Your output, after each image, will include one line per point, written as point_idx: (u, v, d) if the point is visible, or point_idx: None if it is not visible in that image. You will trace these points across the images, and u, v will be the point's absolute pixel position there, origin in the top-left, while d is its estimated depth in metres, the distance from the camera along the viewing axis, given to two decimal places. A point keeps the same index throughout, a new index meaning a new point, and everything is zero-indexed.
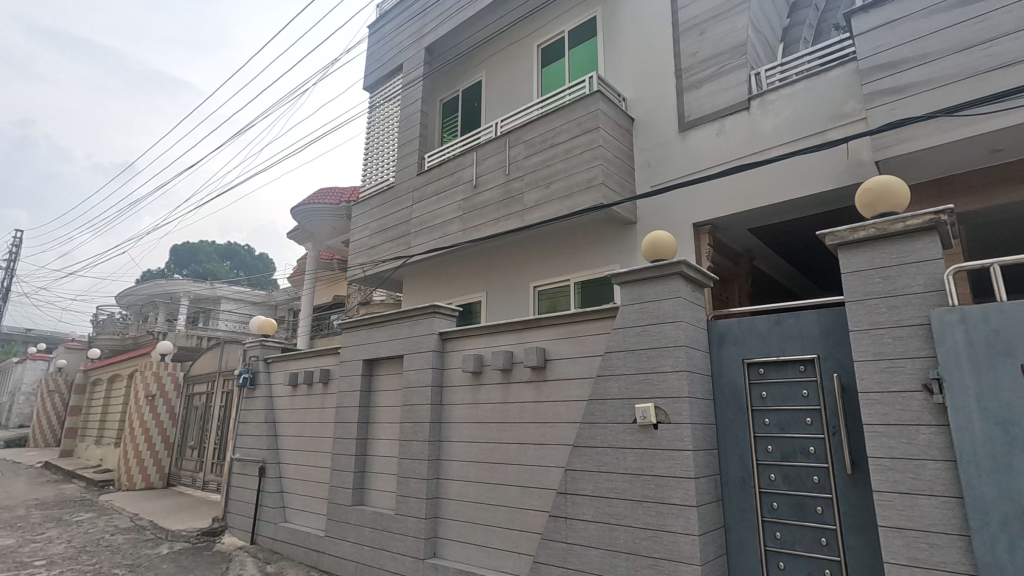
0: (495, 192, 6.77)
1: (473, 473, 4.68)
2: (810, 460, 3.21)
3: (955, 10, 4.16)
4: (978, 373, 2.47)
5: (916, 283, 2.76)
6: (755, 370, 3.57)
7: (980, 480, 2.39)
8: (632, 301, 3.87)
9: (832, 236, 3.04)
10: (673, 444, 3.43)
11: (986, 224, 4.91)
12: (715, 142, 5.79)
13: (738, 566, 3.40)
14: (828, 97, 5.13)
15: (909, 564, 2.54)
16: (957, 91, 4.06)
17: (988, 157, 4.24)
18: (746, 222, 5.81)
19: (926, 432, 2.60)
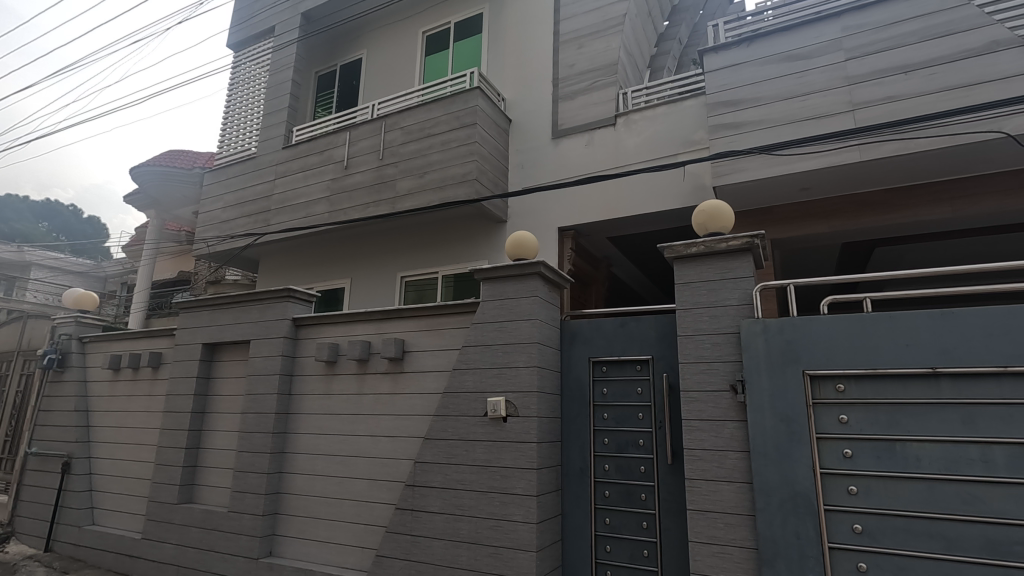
0: (367, 175, 6.52)
1: (319, 467, 4.47)
2: (639, 452, 3.54)
3: (784, 63, 4.82)
4: (772, 377, 2.89)
5: (733, 296, 3.15)
6: (599, 368, 3.84)
7: (766, 468, 2.80)
8: (492, 297, 3.95)
9: (670, 249, 3.36)
10: (520, 437, 3.57)
11: (796, 250, 5.77)
12: (584, 153, 6.12)
13: (571, 551, 3.63)
14: (681, 124, 5.66)
15: (708, 541, 2.90)
16: (780, 133, 4.70)
17: (799, 194, 4.98)
18: (606, 231, 6.22)
19: (730, 426, 2.98)
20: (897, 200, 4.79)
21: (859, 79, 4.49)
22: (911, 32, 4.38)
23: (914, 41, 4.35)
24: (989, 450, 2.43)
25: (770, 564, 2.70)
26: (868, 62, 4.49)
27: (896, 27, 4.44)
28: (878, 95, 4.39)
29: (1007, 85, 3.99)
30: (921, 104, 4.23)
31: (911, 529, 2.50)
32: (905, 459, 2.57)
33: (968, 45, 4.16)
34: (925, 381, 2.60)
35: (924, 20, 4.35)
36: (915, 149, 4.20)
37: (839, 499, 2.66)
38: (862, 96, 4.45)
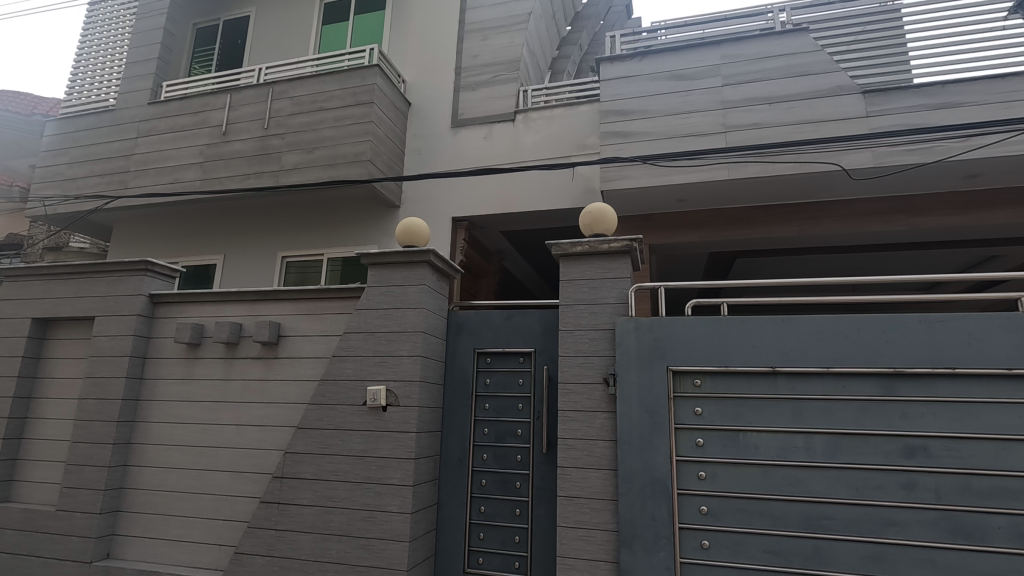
0: (248, 144, 6.02)
1: (174, 459, 4.06)
2: (516, 441, 3.64)
3: (670, 82, 5.17)
4: (640, 372, 3.10)
5: (611, 295, 3.34)
6: (483, 359, 3.88)
7: (630, 456, 3.00)
8: (379, 283, 3.83)
9: (557, 247, 3.48)
10: (399, 426, 3.51)
11: (671, 256, 6.25)
12: (482, 145, 6.13)
13: (445, 539, 3.65)
14: (576, 128, 5.87)
15: (574, 525, 3.05)
16: (663, 145, 5.04)
17: (676, 205, 5.39)
18: (500, 224, 6.30)
19: (601, 416, 3.16)
20: (756, 217, 5.36)
21: (732, 104, 4.95)
22: (776, 69, 4.91)
23: (778, 76, 4.89)
24: (811, 439, 2.81)
25: (628, 545, 2.90)
26: (740, 89, 4.96)
27: (765, 62, 4.95)
28: (746, 121, 4.87)
29: (847, 125, 4.62)
30: (780, 134, 4.76)
31: (747, 509, 2.82)
32: (746, 447, 2.89)
33: (820, 87, 4.75)
34: (766, 378, 2.93)
35: (787, 59, 4.90)
36: (773, 172, 4.71)
37: (690, 484, 2.93)
38: (734, 120, 4.91)
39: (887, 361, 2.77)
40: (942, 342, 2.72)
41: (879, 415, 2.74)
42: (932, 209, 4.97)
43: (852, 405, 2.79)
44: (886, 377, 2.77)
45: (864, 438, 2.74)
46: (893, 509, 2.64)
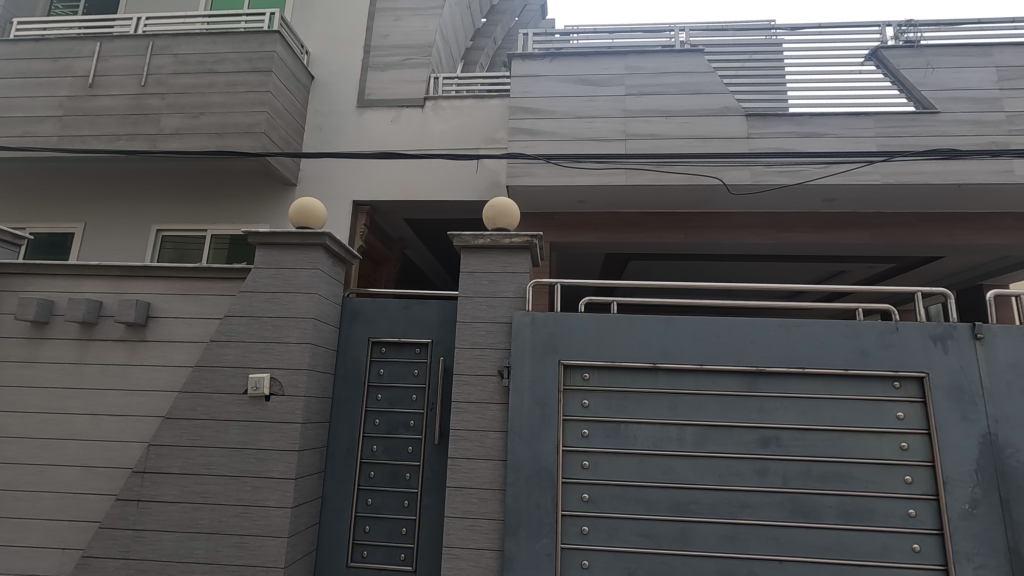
0: (121, 101, 5.37)
1: (8, 454, 3.55)
2: (408, 432, 3.59)
3: (578, 86, 5.34)
4: (533, 365, 3.18)
5: (510, 289, 3.39)
6: (378, 349, 3.78)
7: (519, 446, 3.07)
8: (267, 265, 3.59)
9: (459, 238, 3.46)
10: (283, 417, 3.32)
11: (571, 255, 6.47)
12: (389, 128, 5.95)
13: (327, 534, 3.51)
14: (485, 121, 5.87)
15: (462, 515, 3.08)
16: (567, 147, 5.20)
17: (577, 205, 5.59)
18: (403, 212, 6.16)
19: (494, 408, 3.21)
20: (649, 223, 5.69)
21: (633, 114, 5.20)
22: (673, 84, 5.24)
23: (675, 92, 5.22)
24: (684, 430, 3.05)
25: (513, 533, 2.97)
26: (641, 101, 5.23)
27: (664, 77, 5.26)
28: (645, 131, 5.15)
29: (731, 144, 5.03)
30: (673, 146, 5.09)
31: (625, 496, 3.00)
32: (626, 438, 3.07)
33: (710, 106, 5.14)
34: (648, 374, 3.13)
35: (683, 77, 5.24)
36: (665, 181, 5.02)
37: (574, 473, 3.06)
38: (633, 128, 5.17)
39: (750, 360, 3.07)
40: (795, 345, 3.06)
41: (741, 408, 3.04)
42: (797, 226, 5.57)
43: (720, 399, 3.06)
44: (749, 374, 3.07)
45: (728, 429, 3.02)
46: (748, 493, 2.93)
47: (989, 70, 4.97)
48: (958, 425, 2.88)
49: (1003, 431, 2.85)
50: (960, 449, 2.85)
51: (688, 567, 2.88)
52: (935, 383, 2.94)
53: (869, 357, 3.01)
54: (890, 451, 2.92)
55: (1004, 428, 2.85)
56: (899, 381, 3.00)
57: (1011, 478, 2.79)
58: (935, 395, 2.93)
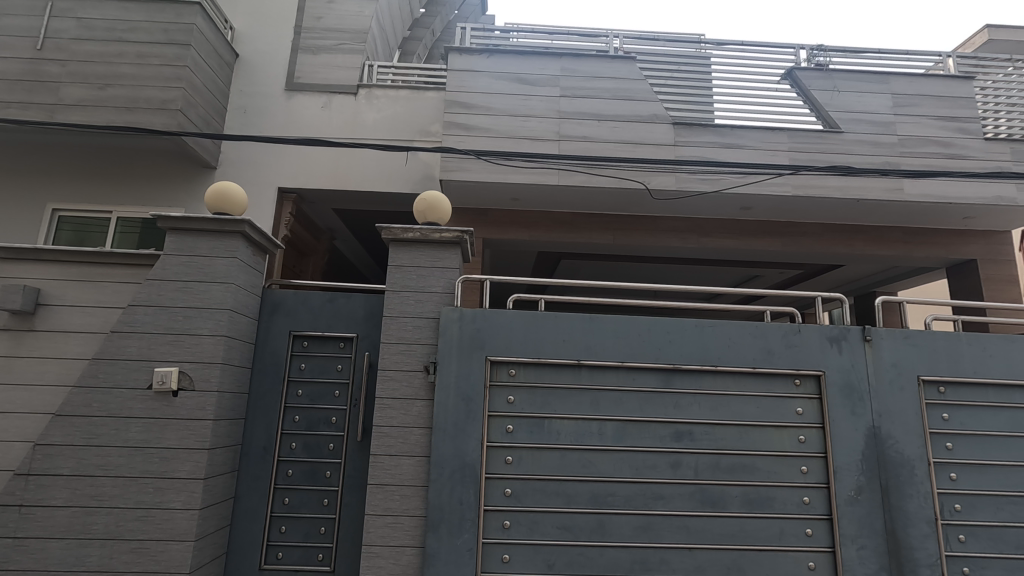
0: (12, 64, 4.84)
1: None
2: (330, 429, 3.49)
3: (514, 84, 5.36)
4: (460, 361, 3.18)
5: (439, 284, 3.36)
6: (299, 343, 3.64)
7: (443, 442, 3.06)
8: (178, 252, 3.36)
9: (387, 230, 3.40)
10: (191, 414, 3.13)
11: (503, 252, 6.50)
12: (319, 114, 5.73)
13: (239, 536, 3.34)
14: (421, 113, 5.79)
15: (383, 513, 3.03)
16: (502, 144, 5.21)
17: (510, 203, 5.62)
18: (332, 201, 5.96)
19: (418, 404, 3.17)
20: (580, 223, 5.82)
21: (566, 115, 5.30)
22: (606, 89, 5.38)
23: (608, 97, 5.36)
24: (604, 425, 3.15)
25: (434, 530, 2.96)
26: (575, 103, 5.34)
27: (598, 82, 5.39)
28: (578, 133, 5.26)
29: (658, 150, 5.23)
30: (604, 149, 5.23)
31: (546, 489, 3.06)
32: (549, 433, 3.13)
33: (640, 113, 5.32)
34: (571, 371, 3.21)
35: (615, 83, 5.39)
36: (596, 183, 5.15)
37: (498, 468, 3.08)
38: (567, 130, 5.26)
39: (668, 358, 3.21)
40: (709, 344, 3.24)
41: (658, 404, 3.17)
42: (716, 232, 5.87)
43: (638, 396, 3.18)
44: (666, 371, 3.22)
45: (645, 424, 3.15)
46: (662, 485, 3.07)
47: (887, 96, 5.45)
48: (848, 419, 3.15)
49: (884, 424, 3.15)
50: (848, 440, 3.12)
51: (605, 557, 2.98)
52: (829, 381, 3.20)
53: (774, 357, 3.23)
54: (789, 443, 3.15)
55: (886, 421, 3.15)
56: (799, 379, 3.24)
57: (890, 467, 3.09)
58: (830, 392, 3.19)
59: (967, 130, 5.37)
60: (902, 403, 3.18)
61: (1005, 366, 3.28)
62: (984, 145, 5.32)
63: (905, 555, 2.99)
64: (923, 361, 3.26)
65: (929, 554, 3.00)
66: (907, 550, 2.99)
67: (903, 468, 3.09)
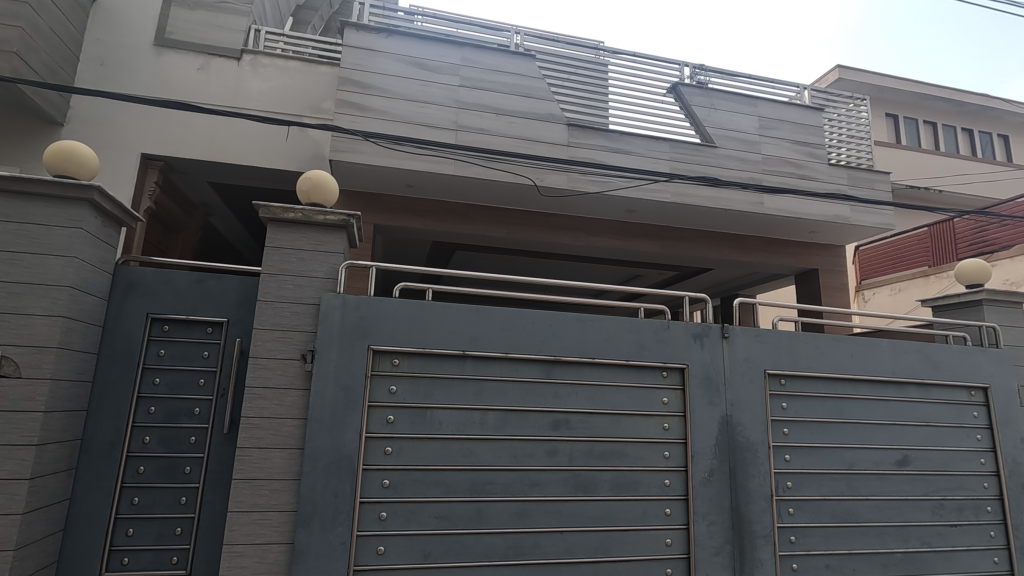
0: None
1: None
2: (191, 421, 3.21)
3: (413, 68, 5.24)
4: (341, 350, 3.07)
5: (321, 269, 3.21)
6: (158, 326, 3.29)
7: (319, 434, 2.94)
8: (5, 218, 2.88)
9: (266, 209, 3.18)
10: (16, 405, 2.72)
11: (396, 239, 6.35)
12: (194, 77, 5.21)
13: (74, 542, 2.97)
14: (312, 87, 5.46)
15: (248, 510, 2.84)
16: (398, 129, 5.08)
17: (405, 189, 5.50)
18: (207, 173, 5.45)
19: (293, 394, 3.02)
20: (475, 215, 5.84)
21: (465, 106, 5.28)
22: (505, 84, 5.43)
23: (507, 92, 5.42)
24: (486, 415, 3.19)
25: (305, 525, 2.83)
26: (474, 94, 5.33)
27: (497, 76, 5.43)
28: (475, 124, 5.26)
29: (552, 149, 5.39)
30: (500, 143, 5.28)
31: (425, 479, 3.05)
32: (431, 423, 3.12)
33: (536, 111, 5.44)
34: (456, 361, 3.22)
35: (514, 79, 5.46)
36: (491, 176, 5.19)
37: (376, 459, 3.02)
38: (465, 120, 5.25)
39: (550, 350, 3.33)
40: (588, 337, 3.40)
41: (538, 394, 3.28)
42: (603, 232, 6.17)
43: (520, 386, 3.27)
44: (547, 362, 3.34)
45: (525, 413, 3.25)
46: (539, 472, 3.19)
47: (754, 118, 6.05)
48: (705, 408, 3.47)
49: (735, 412, 3.51)
50: (705, 427, 3.44)
51: (481, 544, 3.04)
52: (692, 373, 3.50)
53: (645, 350, 3.47)
54: (654, 430, 3.40)
55: (736, 410, 3.51)
56: (666, 371, 3.51)
57: (738, 450, 3.45)
58: (691, 383, 3.49)
59: (815, 155, 6.11)
60: (751, 393, 3.56)
61: (832, 362, 3.79)
62: (829, 170, 6.09)
63: (746, 529, 3.36)
64: (769, 356, 3.67)
65: (765, 526, 3.40)
66: (747, 524, 3.37)
67: (748, 451, 3.47)
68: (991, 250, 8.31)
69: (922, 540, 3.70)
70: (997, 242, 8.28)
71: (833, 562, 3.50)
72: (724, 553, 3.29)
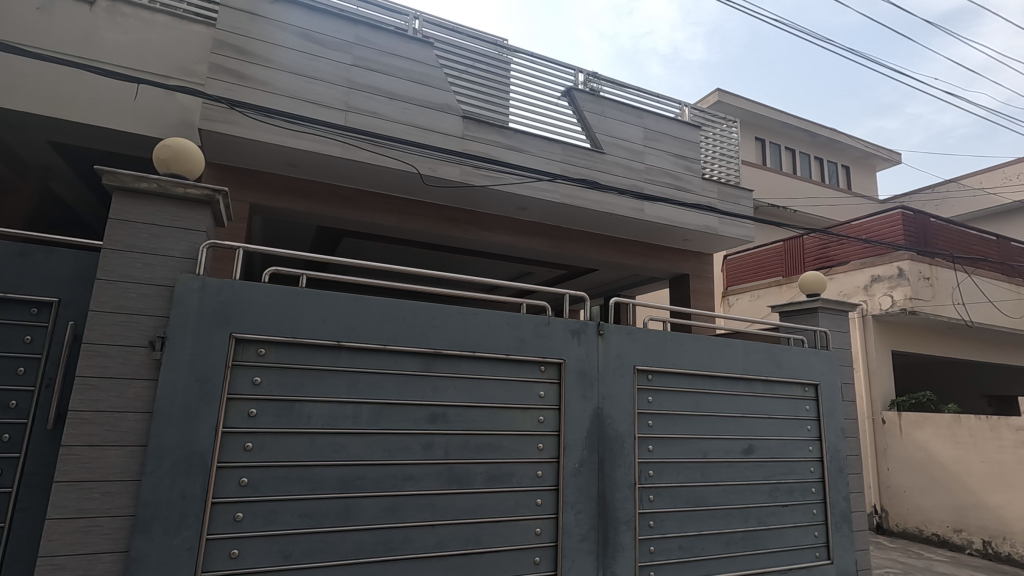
0: None
1: None
2: (6, 416, 2.76)
3: (301, 39, 4.93)
4: (197, 336, 2.80)
5: (178, 248, 2.91)
6: None
7: (166, 428, 2.66)
8: None
9: (111, 176, 2.80)
10: None
11: (276, 220, 5.94)
12: (32, 17, 4.49)
13: None
14: (182, 46, 4.88)
15: (74, 516, 2.50)
16: (280, 103, 4.76)
17: (287, 168, 5.16)
18: (46, 131, 4.73)
19: (137, 385, 2.71)
20: (364, 201, 5.63)
21: (357, 87, 5.06)
22: (400, 69, 5.28)
23: (401, 77, 5.27)
24: (359, 408, 3.08)
25: (144, 530, 2.56)
26: (367, 76, 5.13)
27: (393, 59, 5.26)
28: (367, 107, 5.06)
29: (446, 140, 5.35)
30: (391, 128, 5.13)
31: (289, 476, 2.87)
32: (299, 417, 2.95)
33: (432, 99, 5.35)
34: (330, 352, 3.07)
35: (410, 64, 5.33)
36: (381, 162, 5.03)
37: (233, 456, 2.79)
38: (356, 102, 5.03)
39: (430, 342, 3.29)
40: (470, 330, 3.40)
41: (416, 387, 3.23)
42: (495, 227, 6.22)
43: (398, 379, 3.19)
44: (427, 355, 3.29)
45: (401, 407, 3.17)
46: (412, 466, 3.13)
47: (640, 130, 6.42)
48: (579, 402, 3.62)
49: (606, 405, 3.70)
50: (578, 420, 3.59)
51: (347, 542, 2.92)
52: (568, 368, 3.64)
53: (525, 345, 3.55)
54: (530, 423, 3.49)
55: (607, 403, 3.70)
56: (545, 365, 3.61)
57: (606, 442, 3.64)
58: (567, 378, 3.62)
59: (691, 169, 6.62)
60: (621, 387, 3.78)
61: (694, 359, 4.13)
62: (702, 184, 6.62)
63: (610, 515, 3.55)
64: (639, 353, 3.91)
65: (627, 513, 3.62)
66: (612, 510, 3.57)
67: (616, 442, 3.67)
68: (831, 265, 9.54)
69: (759, 519, 4.15)
70: (835, 258, 9.52)
71: (684, 543, 3.81)
72: (589, 540, 3.46)
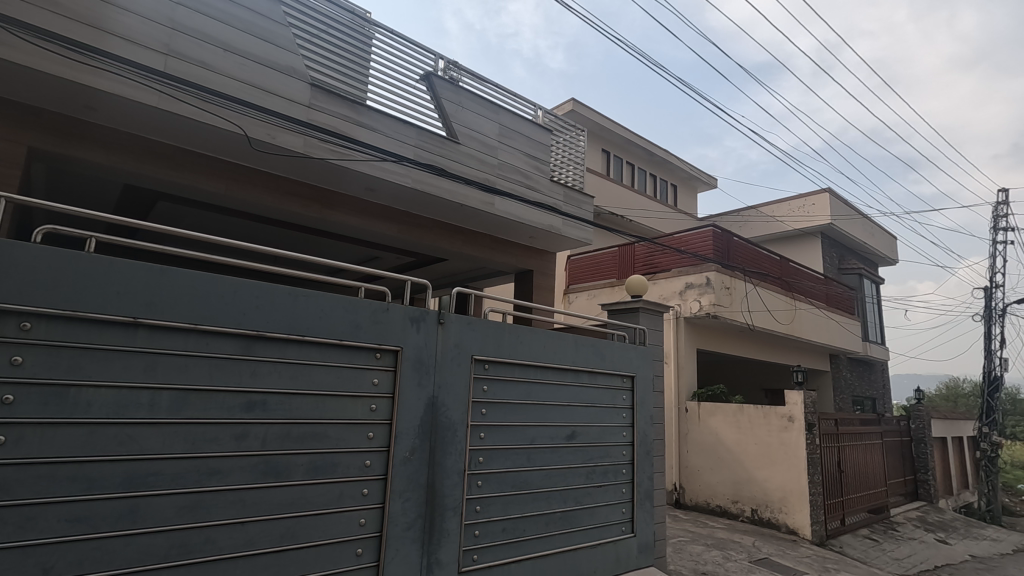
0: None
1: None
2: None
3: None
4: None
5: None
6: None
7: None
8: None
9: None
10: None
11: (66, 172, 4.97)
12: None
13: None
14: None
15: None
16: (76, 30, 3.99)
17: (83, 110, 4.35)
18: None
19: None
20: (184, 161, 4.96)
21: (182, 29, 4.44)
22: (238, 19, 4.75)
23: (239, 28, 4.75)
24: (157, 395, 2.70)
25: None
26: (196, 19, 4.52)
27: (230, 6, 4.72)
28: (193, 54, 4.46)
29: (288, 106, 4.94)
30: (222, 83, 4.59)
31: (55, 475, 2.42)
32: (73, 405, 2.50)
33: (274, 60, 4.91)
34: (121, 330, 2.64)
35: (251, 16, 4.82)
36: (207, 119, 4.48)
37: None
38: (179, 46, 4.41)
39: (250, 323, 3.00)
40: (298, 313, 3.17)
41: (230, 372, 2.92)
42: (340, 206, 5.89)
43: (208, 362, 2.86)
44: (246, 338, 3.00)
45: (211, 394, 2.85)
46: (220, 459, 2.82)
47: (496, 125, 6.55)
48: (413, 390, 3.58)
49: (440, 394, 3.71)
50: (410, 408, 3.54)
51: (131, 548, 2.54)
52: (404, 356, 3.57)
53: (360, 331, 3.41)
54: (360, 411, 3.35)
55: (442, 391, 3.72)
56: (380, 352, 3.50)
57: (438, 430, 3.66)
58: (402, 365, 3.56)
59: (541, 171, 6.93)
60: (457, 376, 3.82)
61: (527, 350, 4.32)
62: (549, 186, 6.97)
63: (437, 502, 3.57)
64: (477, 343, 3.99)
65: (455, 499, 3.68)
66: (439, 497, 3.59)
67: (448, 430, 3.70)
68: (655, 271, 10.68)
69: (576, 499, 4.49)
70: (659, 265, 10.68)
71: (508, 525, 3.98)
72: (415, 527, 3.44)
